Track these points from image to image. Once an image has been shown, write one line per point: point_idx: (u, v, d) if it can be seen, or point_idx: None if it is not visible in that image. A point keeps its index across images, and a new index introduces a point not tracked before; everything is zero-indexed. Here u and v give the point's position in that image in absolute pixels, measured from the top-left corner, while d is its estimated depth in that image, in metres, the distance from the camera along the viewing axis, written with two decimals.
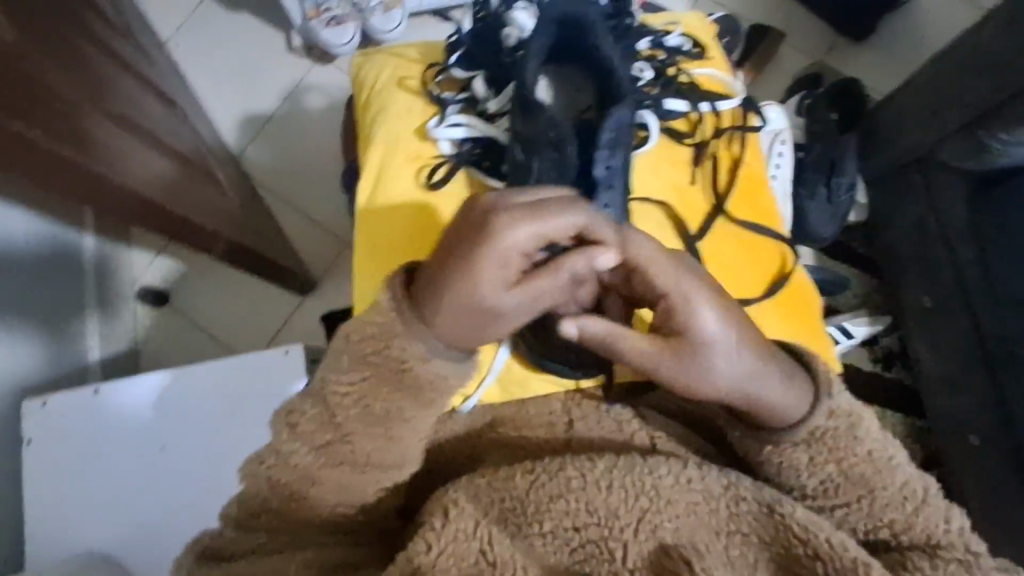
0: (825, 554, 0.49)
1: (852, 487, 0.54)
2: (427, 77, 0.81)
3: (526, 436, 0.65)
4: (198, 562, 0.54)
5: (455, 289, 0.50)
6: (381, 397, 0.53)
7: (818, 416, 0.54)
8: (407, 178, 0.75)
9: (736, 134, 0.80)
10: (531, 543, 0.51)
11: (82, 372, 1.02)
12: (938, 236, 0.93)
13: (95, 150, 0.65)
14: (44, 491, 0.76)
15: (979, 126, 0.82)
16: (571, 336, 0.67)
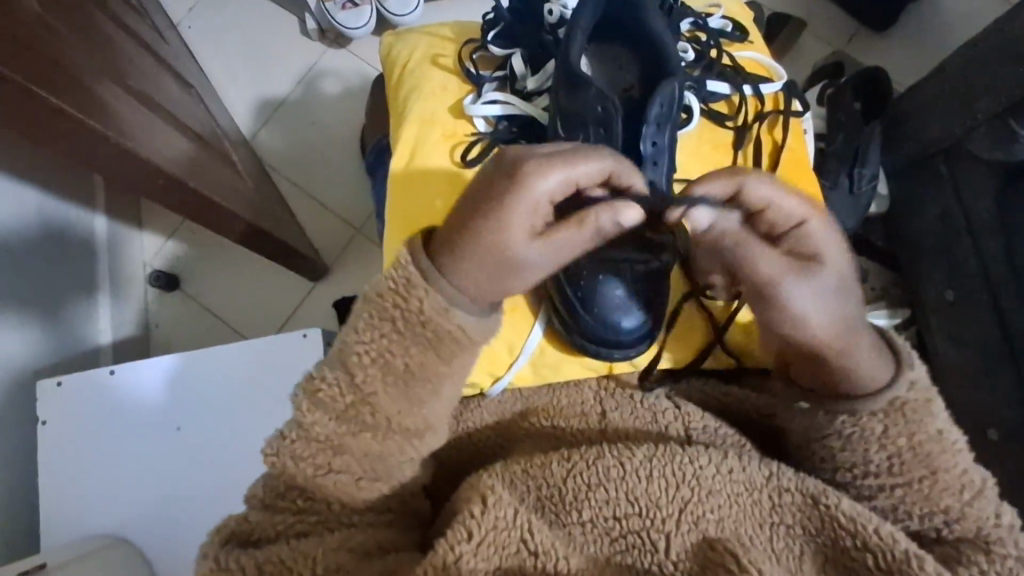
0: (874, 546, 0.49)
1: (915, 465, 0.53)
2: (465, 54, 0.82)
3: (563, 425, 0.64)
4: (226, 546, 0.50)
5: (483, 223, 0.53)
6: (401, 351, 0.53)
7: (898, 385, 0.54)
8: (441, 153, 0.76)
9: (780, 118, 0.79)
10: (570, 532, 0.52)
11: (94, 354, 1.01)
12: (963, 228, 0.92)
13: (119, 127, 0.64)
14: (59, 473, 0.75)
15: (1012, 116, 0.80)
16: (605, 318, 0.66)
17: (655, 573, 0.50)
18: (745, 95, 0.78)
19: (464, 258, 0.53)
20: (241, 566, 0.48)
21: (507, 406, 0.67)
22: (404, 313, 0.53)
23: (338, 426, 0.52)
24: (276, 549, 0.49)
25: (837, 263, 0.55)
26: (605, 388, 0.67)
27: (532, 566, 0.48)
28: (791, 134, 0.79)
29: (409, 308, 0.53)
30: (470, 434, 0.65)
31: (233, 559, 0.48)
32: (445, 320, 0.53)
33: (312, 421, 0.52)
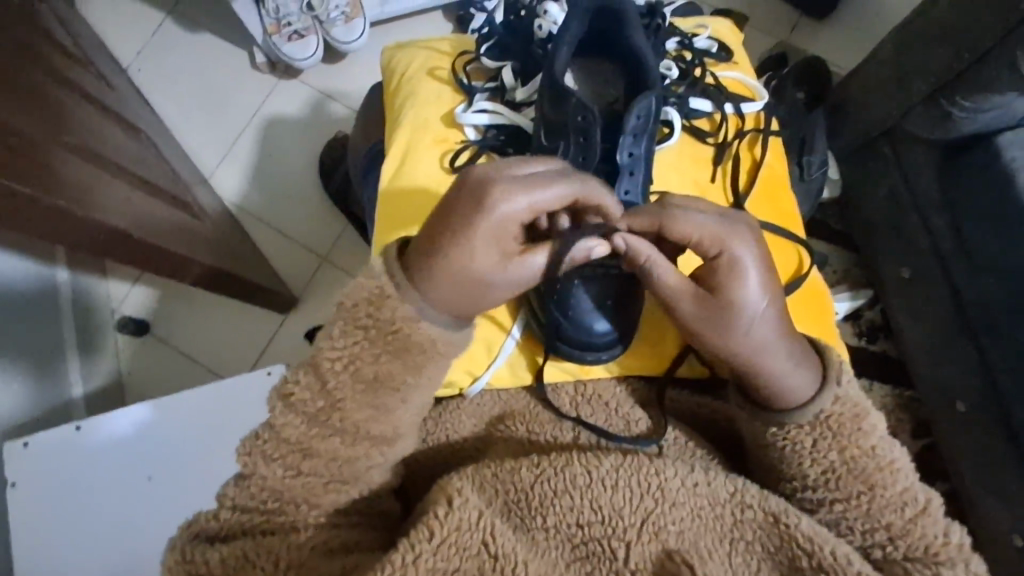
0: (828, 566, 0.46)
1: (852, 482, 0.54)
2: (459, 65, 0.73)
3: (536, 435, 0.57)
4: (193, 541, 0.50)
5: (444, 246, 0.50)
6: (372, 359, 0.51)
7: (823, 399, 0.54)
8: (429, 160, 0.67)
9: (759, 137, 0.71)
10: (533, 537, 0.48)
11: (66, 409, 0.99)
12: (913, 207, 0.93)
13: (59, 185, 0.64)
14: (37, 531, 0.75)
15: (943, 96, 0.82)
16: (586, 316, 0.60)
17: None
18: (726, 113, 0.70)
19: (429, 275, 0.51)
20: (205, 561, 0.48)
21: (485, 409, 0.61)
22: (376, 323, 0.50)
23: (310, 428, 0.51)
24: (240, 544, 0.49)
25: (762, 298, 0.53)
26: (581, 391, 0.60)
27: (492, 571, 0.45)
28: (771, 152, 0.71)
29: (381, 317, 0.50)
30: (447, 441, 0.59)
31: (197, 553, 0.48)
32: (414, 330, 0.51)
33: (284, 424, 0.51)
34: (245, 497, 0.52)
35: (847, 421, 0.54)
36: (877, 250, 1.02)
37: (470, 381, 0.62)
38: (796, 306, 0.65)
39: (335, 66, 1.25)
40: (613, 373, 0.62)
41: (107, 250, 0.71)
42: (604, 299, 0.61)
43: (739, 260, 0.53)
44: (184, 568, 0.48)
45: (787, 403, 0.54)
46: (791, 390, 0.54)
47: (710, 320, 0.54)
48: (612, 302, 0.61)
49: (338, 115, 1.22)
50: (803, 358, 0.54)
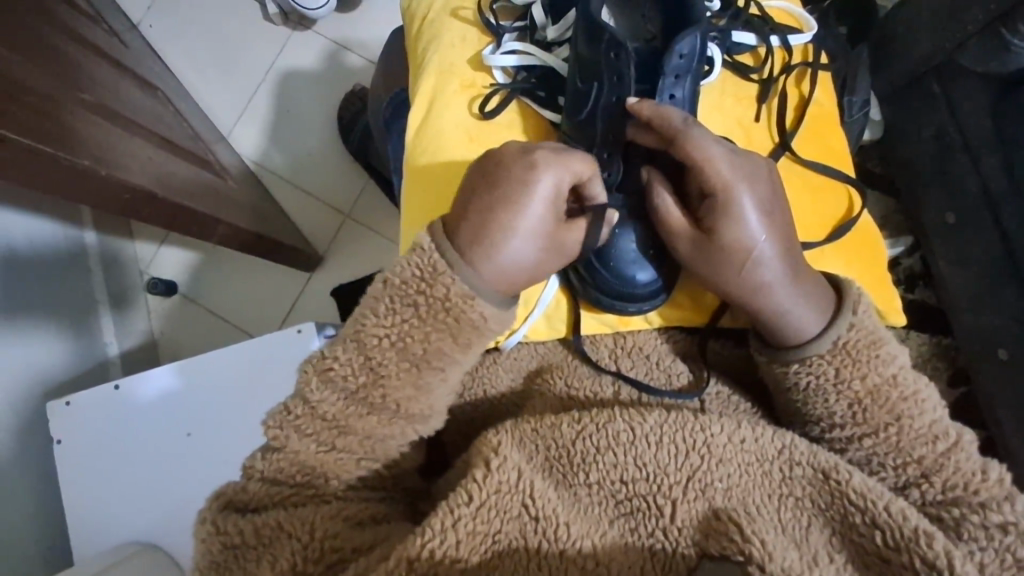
0: (883, 523, 0.44)
1: (878, 413, 0.50)
2: (484, 4, 0.69)
3: (576, 389, 0.56)
4: (224, 512, 0.48)
5: (493, 225, 0.50)
6: (421, 337, 0.49)
7: (837, 327, 0.51)
8: (459, 107, 0.64)
9: (807, 71, 0.67)
10: (576, 494, 0.47)
11: (103, 367, 1.03)
12: (963, 148, 0.88)
13: (81, 147, 0.62)
14: (90, 486, 0.78)
15: (1003, 24, 0.76)
16: (623, 269, 0.57)
17: (659, 540, 0.46)
18: (772, 46, 0.66)
19: (484, 247, 0.50)
20: (239, 530, 0.47)
21: (524, 362, 0.60)
22: (428, 299, 0.49)
23: (348, 406, 0.50)
24: (275, 515, 0.47)
25: (769, 230, 0.51)
26: (621, 344, 0.59)
27: (533, 532, 0.44)
28: (819, 87, 0.67)
29: (433, 293, 0.49)
30: (483, 397, 0.59)
31: (230, 523, 0.47)
32: (469, 308, 0.49)
33: (320, 399, 0.49)
34: (276, 467, 0.49)
35: (867, 344, 0.51)
36: (921, 196, 0.97)
37: (508, 334, 0.60)
38: (845, 250, 0.62)
39: (349, 14, 1.20)
40: (652, 323, 0.59)
41: (133, 212, 0.70)
42: (647, 248, 0.58)
43: (743, 193, 0.51)
44: (218, 540, 0.46)
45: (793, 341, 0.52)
46: (794, 322, 0.51)
47: (708, 256, 0.53)
48: (654, 252, 0.58)
49: (355, 66, 1.19)
50: (812, 292, 0.52)
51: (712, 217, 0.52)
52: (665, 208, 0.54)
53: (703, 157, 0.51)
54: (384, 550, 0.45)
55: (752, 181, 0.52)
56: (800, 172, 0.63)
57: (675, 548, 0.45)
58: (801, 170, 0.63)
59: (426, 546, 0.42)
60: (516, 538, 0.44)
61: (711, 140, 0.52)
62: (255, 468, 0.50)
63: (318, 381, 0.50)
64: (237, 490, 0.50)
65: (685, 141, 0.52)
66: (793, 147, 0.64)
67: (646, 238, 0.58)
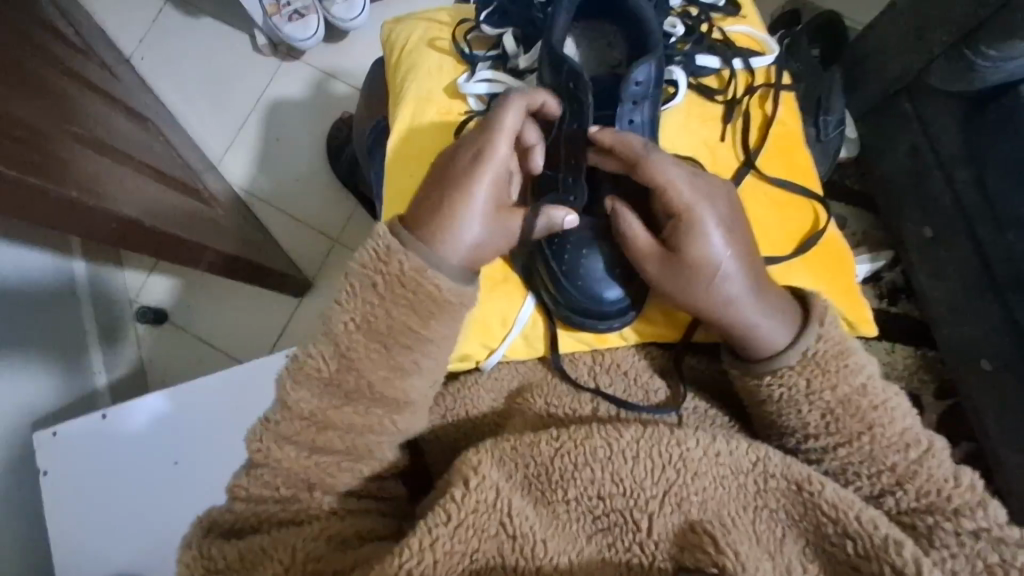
0: (855, 533, 0.45)
1: (850, 423, 0.50)
2: (459, 35, 0.71)
3: (556, 407, 0.56)
4: (211, 537, 0.49)
5: (443, 204, 0.52)
6: (384, 314, 0.50)
7: (804, 339, 0.52)
8: (436, 134, 0.66)
9: (770, 91, 0.68)
10: (554, 510, 0.48)
11: (92, 397, 1.02)
12: (936, 163, 0.90)
13: (70, 178, 0.64)
14: (76, 518, 0.77)
15: (967, 44, 0.78)
16: (593, 289, 0.58)
17: (636, 553, 0.46)
18: (734, 69, 0.68)
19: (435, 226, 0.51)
20: (224, 557, 0.47)
21: (505, 382, 0.60)
22: (385, 277, 0.50)
23: (322, 399, 0.50)
24: (258, 540, 0.47)
25: (733, 249, 0.52)
26: (600, 361, 0.59)
27: (511, 550, 0.45)
28: (783, 107, 0.69)
29: (390, 270, 0.50)
30: (465, 416, 0.59)
31: (215, 547, 0.47)
32: (425, 281, 0.50)
33: (296, 399, 0.50)
34: (267, 488, 0.50)
35: (835, 355, 0.52)
36: (897, 211, 0.99)
37: (487, 353, 0.60)
38: (811, 264, 0.63)
39: (336, 45, 1.23)
40: (627, 340, 0.60)
41: (120, 240, 0.71)
42: (614, 267, 0.59)
43: (707, 215, 0.53)
44: (202, 565, 0.46)
45: (762, 355, 0.53)
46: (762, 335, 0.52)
47: (676, 273, 0.53)
48: (620, 270, 0.59)
49: (342, 95, 1.21)
50: (778, 302, 0.53)
51: (678, 239, 0.53)
52: (630, 228, 0.55)
53: (667, 181, 0.53)
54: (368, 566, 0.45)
55: (715, 203, 0.53)
56: (764, 189, 0.65)
57: (652, 562, 0.46)
58: (765, 186, 0.65)
59: (405, 568, 0.42)
60: (495, 556, 0.45)
61: (674, 165, 0.54)
62: (241, 493, 0.51)
63: (298, 403, 0.50)
64: (226, 511, 0.50)
65: (650, 167, 0.54)
66: (758, 166, 0.65)
67: (614, 257, 0.59)
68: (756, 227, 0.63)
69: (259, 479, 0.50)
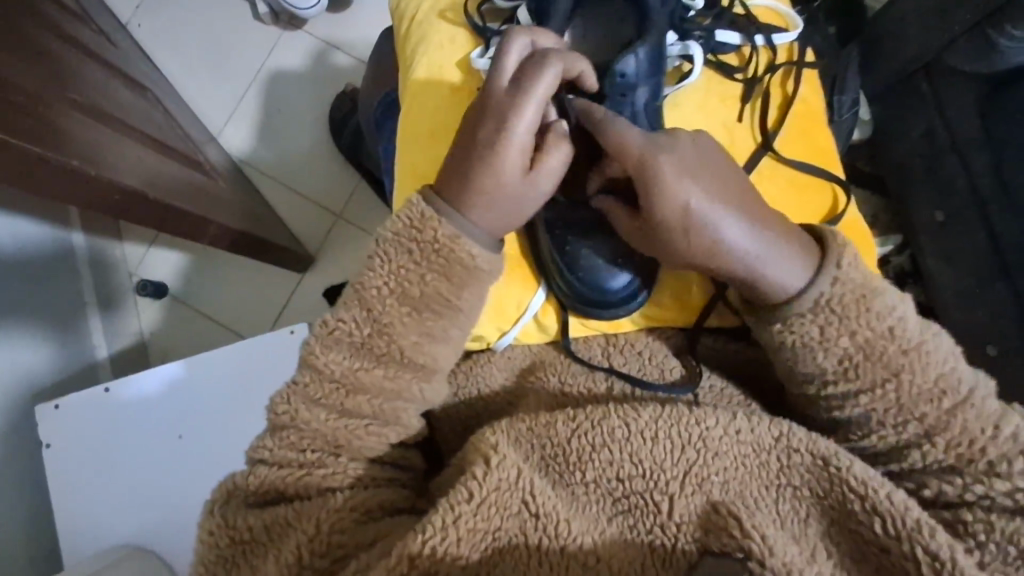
0: (884, 511, 0.44)
1: (872, 367, 0.49)
2: (472, 6, 0.68)
3: (570, 385, 0.56)
4: (238, 507, 0.49)
5: (482, 173, 0.50)
6: (418, 280, 0.50)
7: (819, 284, 0.50)
8: (449, 109, 0.64)
9: (793, 70, 0.66)
10: (573, 492, 0.48)
11: (92, 369, 1.02)
12: (951, 147, 0.89)
13: (70, 146, 0.62)
14: (79, 492, 0.77)
15: (989, 24, 0.77)
16: (598, 278, 0.57)
17: (658, 539, 0.45)
18: (756, 46, 0.66)
19: (471, 196, 0.50)
20: (249, 527, 0.47)
21: (516, 362, 0.60)
22: (421, 244, 0.50)
23: (353, 361, 0.50)
24: (283, 511, 0.47)
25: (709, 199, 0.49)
26: (614, 343, 0.59)
27: (534, 529, 0.44)
28: (804, 83, 0.67)
29: (425, 239, 0.50)
30: (476, 395, 0.58)
31: (241, 517, 0.47)
32: (457, 247, 0.49)
33: (327, 361, 0.50)
34: (278, 456, 0.50)
35: (857, 298, 0.50)
36: (909, 194, 0.98)
37: (499, 335, 0.60)
38: None
39: (340, 14, 1.19)
40: (640, 325, 0.60)
41: (124, 212, 0.70)
42: (615, 257, 0.58)
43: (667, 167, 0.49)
44: (226, 535, 0.47)
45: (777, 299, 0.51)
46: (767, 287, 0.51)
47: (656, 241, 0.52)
48: (622, 261, 0.58)
49: (345, 66, 1.18)
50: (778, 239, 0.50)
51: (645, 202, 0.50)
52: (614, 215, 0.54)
53: (622, 143, 0.50)
54: (385, 547, 0.44)
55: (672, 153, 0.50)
56: (782, 171, 0.63)
57: (674, 545, 0.45)
58: (782, 169, 0.63)
59: (428, 543, 0.42)
60: (516, 535, 0.44)
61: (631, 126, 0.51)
62: (250, 469, 0.51)
63: (314, 378, 0.50)
64: (233, 488, 0.50)
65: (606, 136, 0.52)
66: (775, 148, 0.64)
67: (615, 247, 0.58)
68: (774, 211, 0.62)
69: (271, 455, 0.50)
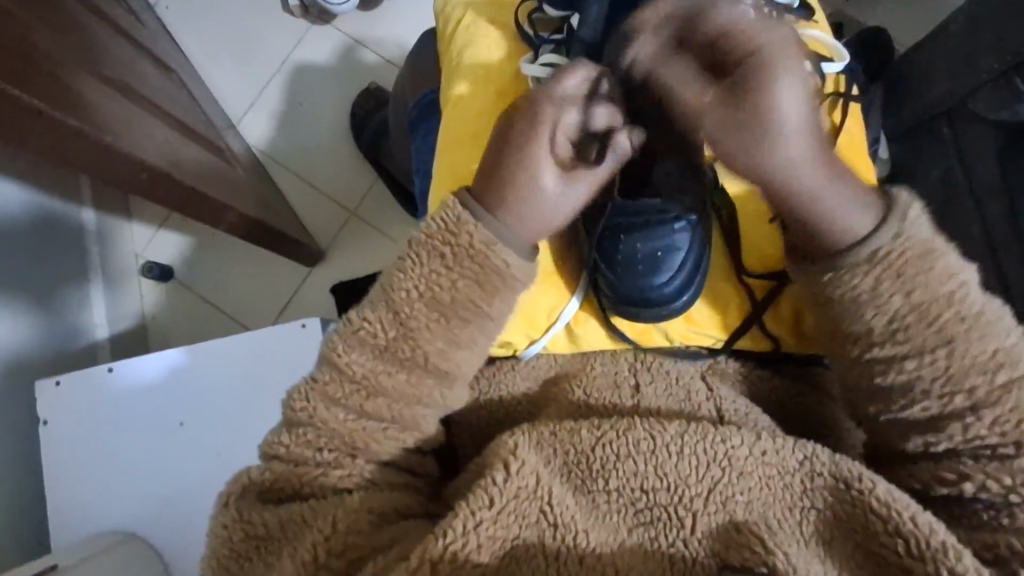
0: (907, 533, 0.43)
1: (925, 332, 0.48)
2: (522, 15, 0.68)
3: (595, 398, 0.55)
4: (254, 502, 0.48)
5: (511, 181, 0.49)
6: (449, 284, 0.50)
7: (881, 236, 0.49)
8: (493, 114, 0.64)
9: (838, 101, 0.66)
10: (594, 500, 0.47)
11: (91, 348, 1.00)
12: (967, 190, 0.87)
13: (101, 122, 0.61)
14: (74, 475, 0.76)
15: (1018, 75, 0.77)
16: (636, 278, 0.56)
17: (678, 551, 0.45)
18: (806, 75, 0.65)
19: (505, 202, 0.50)
20: (264, 523, 0.46)
21: (540, 371, 0.60)
22: (453, 248, 0.50)
23: (376, 363, 0.49)
24: (299, 507, 0.46)
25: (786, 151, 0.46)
26: (641, 359, 0.58)
27: (553, 538, 0.44)
28: (850, 117, 0.68)
29: (458, 243, 0.50)
30: (498, 400, 0.58)
31: (255, 513, 0.46)
32: (493, 254, 0.50)
33: (351, 360, 0.49)
34: (291, 453, 0.49)
35: (918, 260, 0.49)
36: None
37: (527, 343, 0.60)
38: None
39: (369, 13, 1.19)
40: (671, 340, 0.59)
41: (146, 191, 0.69)
42: (656, 251, 0.56)
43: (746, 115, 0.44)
44: (240, 529, 0.46)
45: (833, 248, 0.51)
46: (823, 224, 0.50)
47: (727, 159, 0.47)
48: (662, 255, 0.56)
49: (374, 65, 1.18)
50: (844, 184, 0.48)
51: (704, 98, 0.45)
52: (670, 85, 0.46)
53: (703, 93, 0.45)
54: (403, 550, 0.44)
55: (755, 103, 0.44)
56: None
57: (695, 557, 0.45)
58: None
59: (450, 549, 0.42)
60: (535, 543, 0.44)
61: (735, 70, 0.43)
62: (261, 465, 0.50)
63: (333, 377, 0.49)
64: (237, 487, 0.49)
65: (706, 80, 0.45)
66: None
67: (654, 238, 0.55)
68: None
69: (286, 453, 0.49)
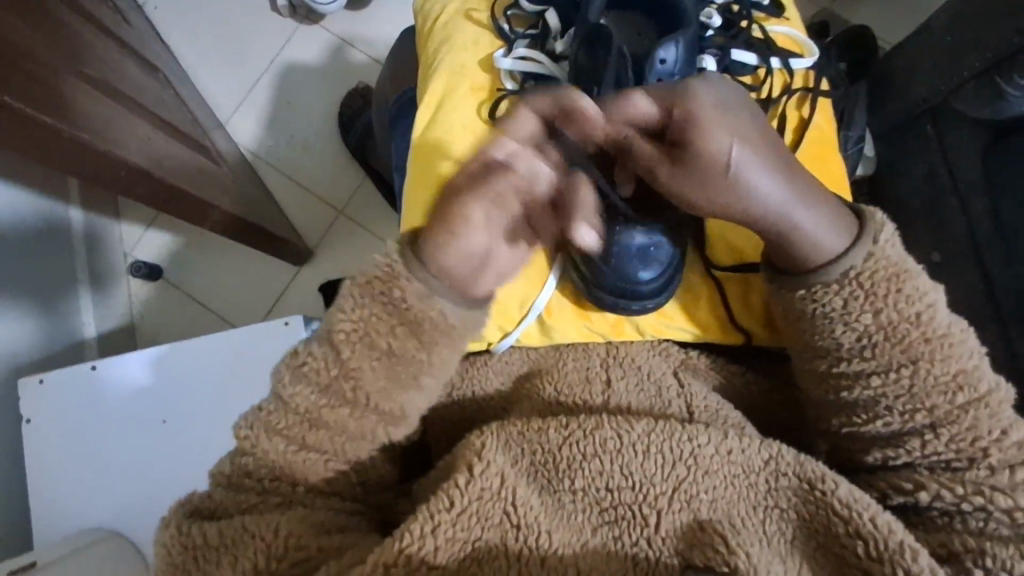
0: (866, 534, 0.44)
1: (892, 350, 0.50)
2: (498, 10, 0.69)
3: (565, 395, 0.56)
4: (190, 519, 0.47)
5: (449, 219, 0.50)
6: (387, 331, 0.50)
7: (853, 256, 0.50)
8: (467, 108, 0.64)
9: (807, 96, 0.67)
10: (560, 500, 0.47)
11: (77, 347, 1.00)
12: (949, 187, 0.87)
13: (82, 120, 0.62)
14: (56, 473, 0.76)
15: (999, 73, 0.76)
16: (627, 269, 0.56)
17: (642, 548, 0.46)
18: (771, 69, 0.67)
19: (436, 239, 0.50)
20: (203, 533, 0.46)
21: (513, 367, 0.60)
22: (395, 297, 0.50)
23: (319, 399, 0.49)
24: (240, 519, 0.46)
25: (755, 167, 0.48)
26: (613, 354, 0.58)
27: (514, 539, 0.45)
28: (819, 113, 0.67)
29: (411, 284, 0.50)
30: (471, 399, 0.59)
31: (193, 525, 0.46)
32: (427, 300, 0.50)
33: (293, 394, 0.49)
34: (264, 449, 0.49)
35: (892, 271, 0.50)
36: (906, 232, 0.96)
37: (500, 337, 0.60)
38: None
39: (357, 13, 1.20)
40: (642, 334, 0.59)
41: (128, 189, 0.69)
42: (648, 245, 0.56)
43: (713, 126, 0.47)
44: (180, 542, 0.46)
45: (807, 266, 0.51)
46: (802, 243, 0.50)
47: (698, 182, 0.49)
48: (653, 251, 0.57)
49: (361, 63, 1.19)
50: (817, 204, 0.50)
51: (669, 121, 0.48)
52: (635, 140, 0.49)
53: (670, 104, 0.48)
54: (354, 556, 0.45)
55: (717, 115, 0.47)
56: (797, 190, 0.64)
57: (658, 556, 0.45)
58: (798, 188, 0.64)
59: (405, 551, 0.42)
60: (497, 544, 0.44)
61: (699, 94, 0.48)
62: (235, 461, 0.50)
63: (306, 374, 0.50)
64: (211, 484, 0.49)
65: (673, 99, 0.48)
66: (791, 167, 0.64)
67: (646, 233, 0.56)
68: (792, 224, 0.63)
69: (261, 451, 0.49)
